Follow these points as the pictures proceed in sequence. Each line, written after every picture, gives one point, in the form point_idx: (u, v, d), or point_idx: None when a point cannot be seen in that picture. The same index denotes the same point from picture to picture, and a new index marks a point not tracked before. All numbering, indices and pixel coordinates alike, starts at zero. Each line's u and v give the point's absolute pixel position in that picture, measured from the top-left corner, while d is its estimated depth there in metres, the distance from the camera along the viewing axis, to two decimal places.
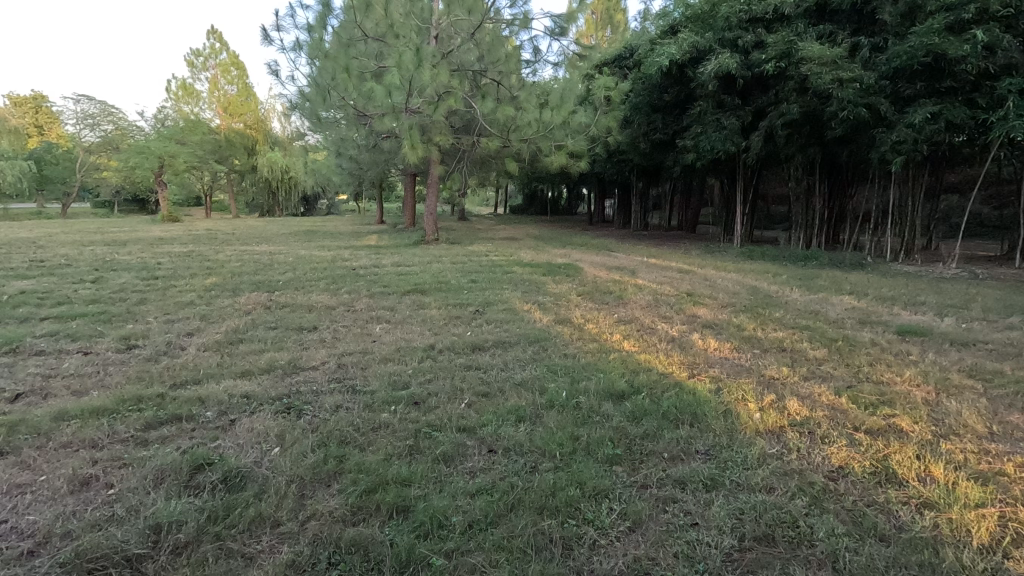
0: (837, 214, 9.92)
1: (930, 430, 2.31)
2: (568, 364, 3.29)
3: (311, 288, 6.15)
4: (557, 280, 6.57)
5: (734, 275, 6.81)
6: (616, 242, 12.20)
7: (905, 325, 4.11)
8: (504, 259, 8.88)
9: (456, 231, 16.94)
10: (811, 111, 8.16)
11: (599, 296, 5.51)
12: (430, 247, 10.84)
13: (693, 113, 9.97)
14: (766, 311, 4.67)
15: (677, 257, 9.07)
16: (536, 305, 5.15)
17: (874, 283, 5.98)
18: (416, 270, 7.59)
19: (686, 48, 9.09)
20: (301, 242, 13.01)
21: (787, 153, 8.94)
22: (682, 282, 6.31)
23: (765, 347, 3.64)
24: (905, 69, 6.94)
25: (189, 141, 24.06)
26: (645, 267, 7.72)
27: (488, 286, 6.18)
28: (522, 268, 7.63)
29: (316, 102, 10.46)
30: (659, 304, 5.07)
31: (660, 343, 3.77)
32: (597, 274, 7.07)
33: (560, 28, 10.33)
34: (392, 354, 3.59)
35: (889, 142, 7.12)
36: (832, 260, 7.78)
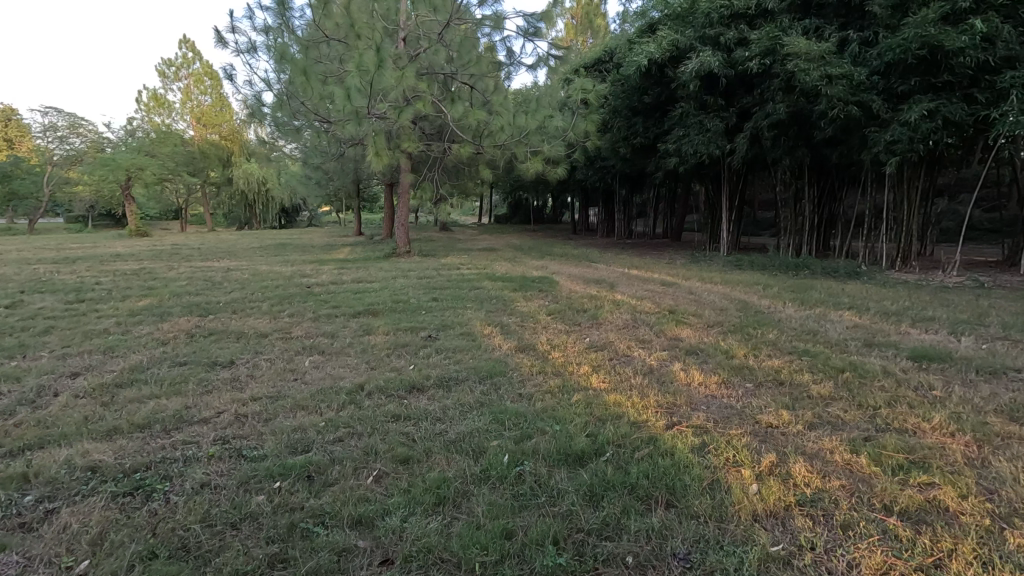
0: (827, 219, 9.44)
1: (985, 509, 1.72)
2: (520, 409, 2.68)
3: (252, 311, 5.48)
4: (527, 297, 5.97)
5: (722, 287, 6.26)
6: (598, 252, 11.64)
7: (918, 347, 3.55)
8: (475, 272, 8.28)
9: (434, 243, 16.29)
10: (798, 111, 7.68)
11: (571, 316, 4.92)
12: (400, 260, 10.20)
13: (675, 115, 9.48)
14: (757, 332, 4.10)
15: (661, 267, 8.51)
16: (498, 328, 4.54)
17: (873, 295, 5.44)
18: (377, 287, 6.95)
19: (666, 46, 8.60)
20: (267, 257, 12.28)
21: (774, 157, 8.45)
22: (665, 297, 5.73)
23: (758, 380, 3.06)
24: (899, 64, 6.47)
25: (159, 153, 23.28)
26: (625, 280, 7.15)
27: (449, 305, 5.56)
28: (492, 283, 7.03)
29: (275, 109, 9.81)
30: (637, 325, 4.48)
31: (634, 377, 3.17)
32: (572, 289, 6.49)
33: (534, 28, 9.80)
34: (309, 398, 2.95)
35: (883, 142, 6.64)
36: (825, 269, 7.26)
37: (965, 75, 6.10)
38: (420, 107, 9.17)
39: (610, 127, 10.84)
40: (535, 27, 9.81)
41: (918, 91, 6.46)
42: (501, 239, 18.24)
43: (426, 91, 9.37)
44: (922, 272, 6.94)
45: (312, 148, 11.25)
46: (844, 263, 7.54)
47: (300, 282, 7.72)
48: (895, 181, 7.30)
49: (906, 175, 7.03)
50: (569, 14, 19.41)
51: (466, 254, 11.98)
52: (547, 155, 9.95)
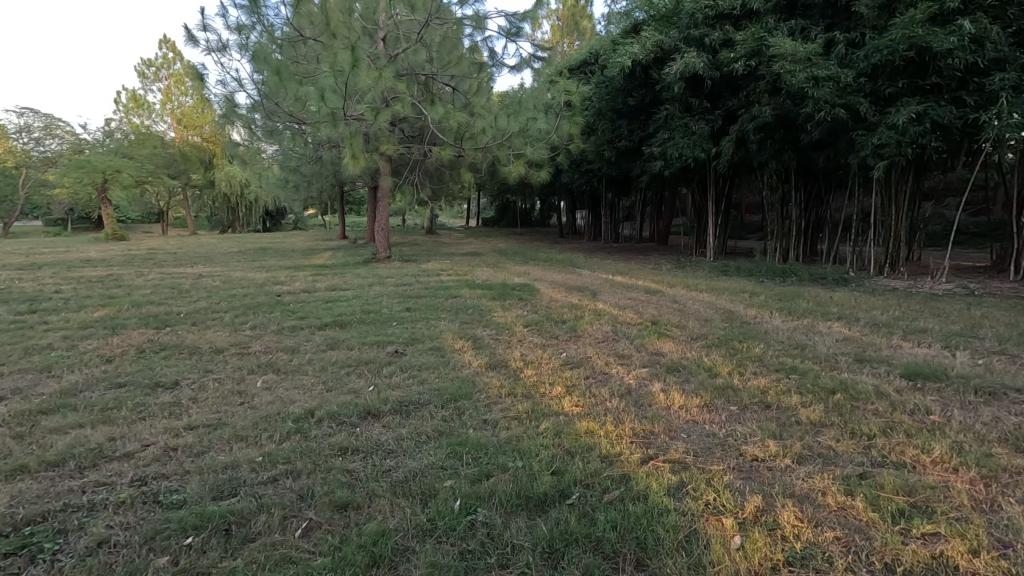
0: (814, 223, 9.29)
1: (999, 569, 1.50)
2: (482, 440, 2.43)
3: (213, 323, 5.18)
4: (505, 307, 5.72)
5: (707, 296, 6.05)
6: (584, 257, 11.44)
7: (912, 364, 3.35)
8: (455, 279, 8.02)
9: (419, 247, 16.00)
10: (785, 114, 7.52)
11: (548, 328, 4.68)
12: (379, 266, 9.91)
13: (659, 118, 9.30)
14: (742, 346, 3.88)
15: (646, 273, 8.31)
16: (471, 342, 4.28)
17: (862, 304, 5.26)
18: (350, 296, 6.67)
19: (650, 47, 8.41)
20: (243, 262, 11.92)
21: (760, 161, 8.29)
22: (648, 307, 5.51)
23: (743, 403, 2.83)
24: (886, 65, 6.31)
25: (137, 155, 22.77)
26: (608, 288, 6.92)
27: (422, 316, 5.29)
28: (471, 291, 6.78)
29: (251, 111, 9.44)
30: (617, 338, 4.25)
31: (610, 400, 2.94)
32: (553, 297, 6.25)
33: (515, 29, 9.58)
34: (251, 426, 2.68)
35: (870, 145, 6.49)
36: (812, 276, 7.09)
37: (953, 77, 5.95)
38: (399, 108, 8.90)
39: (595, 130, 10.64)
40: (517, 27, 9.59)
41: (906, 94, 6.30)
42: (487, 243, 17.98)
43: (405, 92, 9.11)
44: (911, 279, 6.79)
45: (289, 150, 10.93)
46: (832, 269, 7.38)
47: (272, 290, 7.42)
48: (882, 186, 7.16)
49: (894, 179, 6.88)
50: (554, 16, 19.26)
51: (449, 259, 11.71)
52: (530, 158, 9.72)
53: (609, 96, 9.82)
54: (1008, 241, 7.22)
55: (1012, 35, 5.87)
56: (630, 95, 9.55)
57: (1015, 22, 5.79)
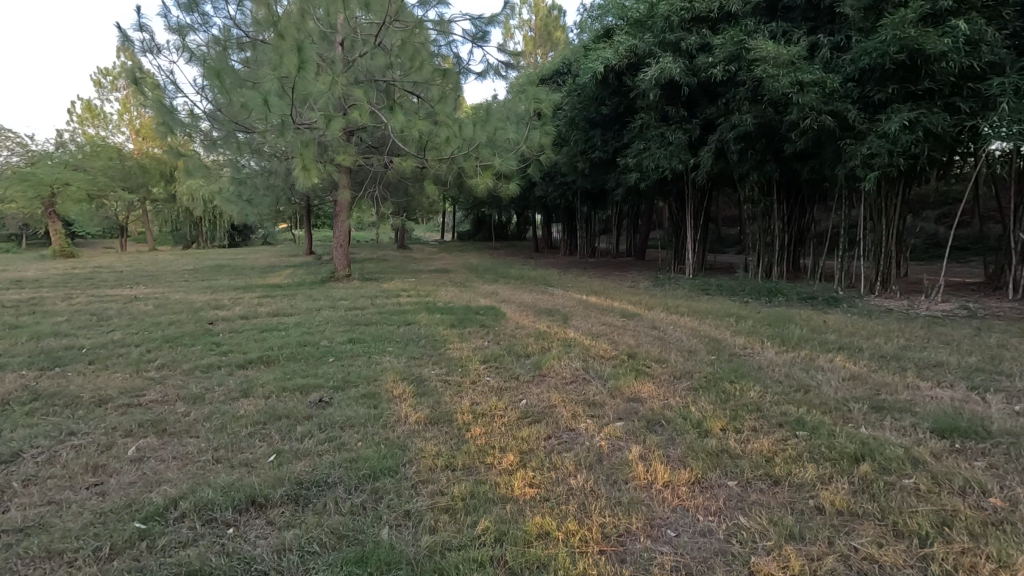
0: (797, 238, 8.86)
1: None
2: (393, 552, 1.75)
3: (116, 361, 4.38)
4: (463, 336, 5.04)
5: (689, 320, 5.46)
6: (558, 274, 10.83)
7: (940, 413, 2.76)
8: (415, 301, 7.32)
9: (387, 264, 15.22)
10: (767, 122, 7.07)
11: (508, 364, 4.01)
12: (336, 286, 9.15)
13: (634, 128, 8.81)
14: (735, 389, 3.26)
15: (622, 293, 7.72)
16: (414, 385, 3.58)
17: (860, 329, 4.72)
18: (291, 324, 5.91)
19: (623, 52, 7.92)
20: (192, 282, 11.01)
21: (741, 173, 7.83)
22: (624, 335, 4.88)
23: (744, 478, 2.21)
24: (875, 69, 5.88)
25: (90, 168, 21.57)
26: (580, 310, 6.31)
27: (366, 349, 4.57)
28: (429, 316, 6.08)
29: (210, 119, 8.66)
30: (589, 379, 3.61)
31: (575, 475, 2.28)
32: (519, 323, 5.59)
33: (481, 33, 9.04)
34: (79, 530, 1.94)
35: (860, 155, 6.03)
36: (801, 296, 6.59)
37: (947, 81, 5.52)
38: (355, 116, 8.22)
39: (567, 141, 10.10)
40: (482, 32, 9.05)
41: (896, 100, 5.87)
42: (459, 258, 17.30)
43: (363, 99, 8.46)
44: (905, 299, 6.35)
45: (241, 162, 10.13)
46: (820, 289, 6.91)
47: (206, 315, 6.61)
48: (870, 199, 6.71)
49: (883, 193, 6.43)
50: (527, 26, 18.80)
51: (414, 277, 10.99)
52: (499, 170, 9.12)
53: (581, 105, 9.31)
54: (1002, 255, 6.84)
55: (1008, 37, 5.46)
56: (603, 103, 9.04)
57: (1011, 23, 5.39)
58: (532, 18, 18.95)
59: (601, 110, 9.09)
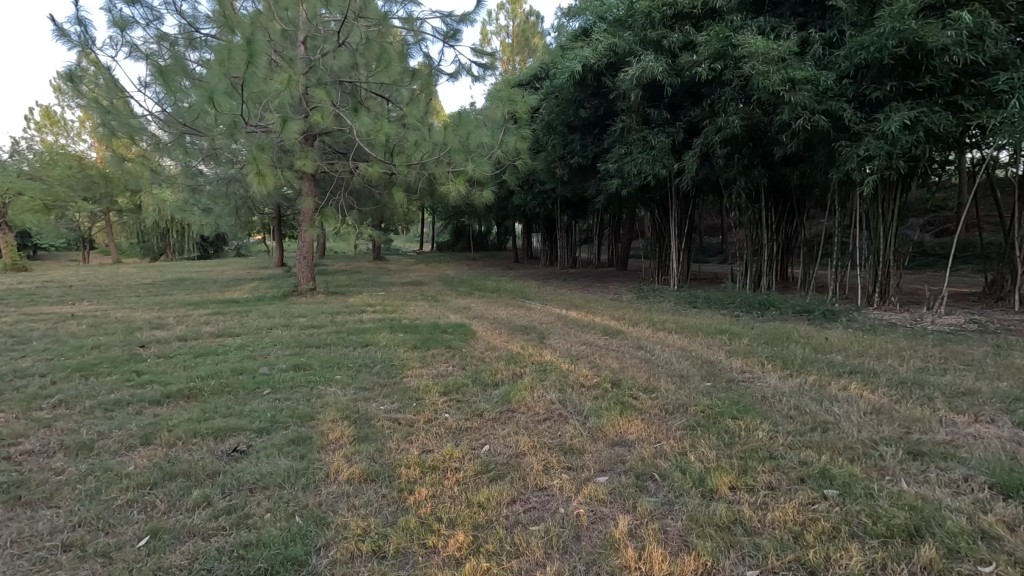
0: (786, 246, 8.44)
1: None
2: None
3: (7, 397, 3.68)
4: (425, 360, 4.44)
5: (678, 338, 4.93)
6: (536, 286, 10.29)
7: (995, 462, 2.23)
8: (378, 318, 6.70)
9: (359, 276, 14.52)
10: (754, 123, 6.65)
11: (472, 396, 3.43)
12: (297, 302, 8.46)
13: (614, 131, 8.35)
14: (738, 428, 2.72)
15: (604, 306, 7.20)
16: (353, 426, 2.97)
17: (868, 348, 4.23)
18: (234, 346, 5.25)
19: (603, 50, 7.47)
20: (142, 297, 10.22)
21: (727, 179, 7.40)
22: (606, 358, 4.32)
23: (769, 569, 1.65)
24: (871, 66, 5.47)
25: (46, 176, 20.51)
26: (557, 327, 5.75)
27: (309, 378, 3.94)
28: (390, 336, 5.46)
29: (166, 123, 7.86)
30: (564, 415, 3.05)
31: (545, 567, 1.70)
32: (490, 343, 5.00)
33: (453, 31, 8.52)
34: None
35: (856, 158, 5.62)
36: (795, 309, 6.13)
37: (949, 78, 5.13)
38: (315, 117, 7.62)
39: (544, 147, 9.61)
40: (453, 30, 8.53)
41: (894, 98, 5.47)
42: (436, 270, 16.67)
43: (325, 100, 7.87)
44: (905, 311, 5.92)
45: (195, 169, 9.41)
46: (814, 301, 6.46)
47: (141, 336, 5.90)
48: (864, 205, 6.30)
49: (880, 199, 6.02)
50: (504, 33, 18.41)
51: (384, 291, 10.35)
52: (472, 177, 8.58)
53: (559, 108, 8.83)
54: (1003, 264, 6.47)
55: (1012, 31, 5.10)
56: (581, 106, 8.57)
57: (1015, 16, 5.02)
58: (510, 24, 18.52)
59: (579, 113, 8.62)
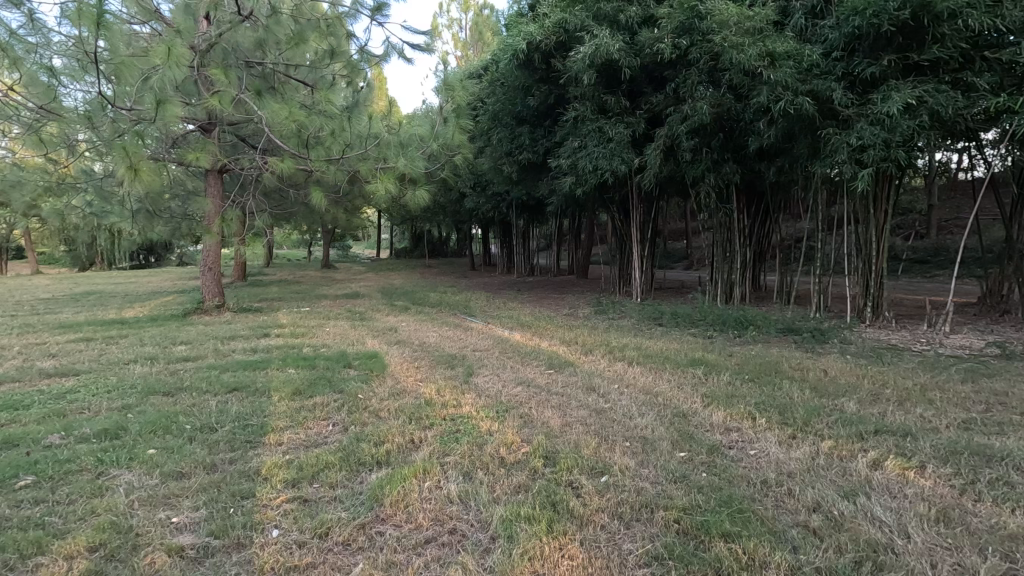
0: (758, 252, 7.55)
1: None
2: None
3: None
4: (295, 417, 3.20)
5: (640, 374, 3.84)
6: (485, 299, 9.12)
7: None
8: (277, 346, 5.39)
9: (293, 288, 13.04)
10: (725, 109, 5.73)
11: (327, 494, 2.24)
12: (192, 323, 7.05)
13: (566, 123, 7.31)
14: (734, 569, 1.63)
15: (556, 325, 6.09)
16: (94, 573, 1.74)
17: (886, 390, 3.22)
18: (53, 393, 3.89)
19: (550, 27, 6.45)
20: (16, 317, 8.57)
21: (694, 176, 6.43)
22: (543, 410, 3.19)
23: None
24: (863, 36, 4.57)
25: None
26: (490, 358, 4.61)
27: (104, 456, 2.66)
28: (273, 375, 4.18)
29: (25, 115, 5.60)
30: (459, 537, 1.90)
31: None
32: (398, 386, 3.80)
33: (381, 5, 7.36)
34: None
35: (846, 147, 4.70)
36: (779, 328, 5.16)
37: (958, 49, 4.25)
38: (209, 102, 6.31)
39: (489, 143, 8.49)
40: (380, 3, 7.34)
41: (890, 76, 4.57)
42: (383, 279, 15.32)
43: (222, 81, 6.57)
44: (904, 329, 5.03)
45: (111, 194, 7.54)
46: (799, 318, 5.52)
47: None
48: (851, 206, 5.42)
49: (871, 198, 5.13)
50: (457, 25, 17.31)
51: (310, 306, 9.01)
52: (403, 175, 7.39)
53: (505, 96, 7.74)
54: (1006, 266, 5.70)
55: None
56: (529, 94, 7.49)
57: None
58: (464, 17, 17.43)
59: (527, 102, 7.54)
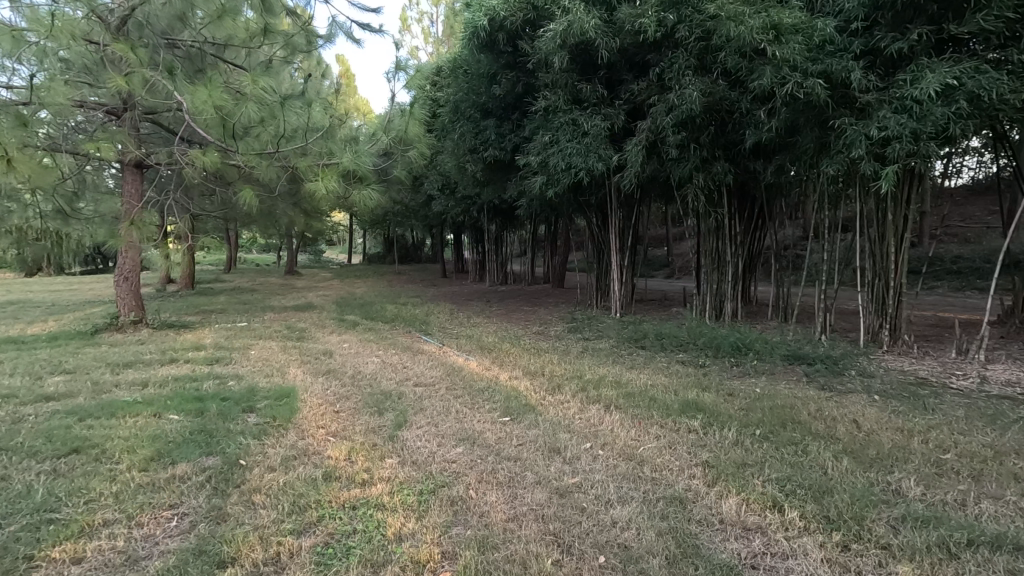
0: (750, 261, 6.77)
1: None
2: None
3: None
4: (127, 505, 2.22)
5: (620, 428, 2.94)
6: (447, 313, 8.17)
7: None
8: (176, 378, 4.35)
9: (243, 297, 11.88)
10: (717, 98, 4.93)
11: None
12: (94, 345, 5.94)
13: (536, 115, 6.45)
14: None
15: (522, 349, 5.17)
16: None
17: (950, 459, 2.37)
18: None
19: (517, 2, 5.60)
20: None
21: (680, 177, 5.62)
22: (486, 493, 2.27)
23: None
24: (888, 5, 3.78)
25: None
26: (435, 397, 3.67)
27: None
28: (141, 426, 3.17)
29: None
30: None
31: None
32: (298, 445, 2.83)
33: None
34: None
35: (866, 140, 3.91)
36: (784, 355, 4.33)
37: (1006, 20, 3.48)
38: (112, 82, 5.29)
39: (451, 140, 7.58)
40: None
41: (918, 55, 3.80)
42: (346, 288, 14.28)
43: (130, 58, 5.56)
44: (929, 356, 4.26)
45: None
46: (804, 342, 4.72)
47: None
48: (862, 212, 4.66)
49: (891, 202, 4.35)
50: (429, 18, 16.39)
51: (248, 321, 7.94)
52: (349, 172, 6.42)
53: (467, 85, 6.84)
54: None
55: None
56: (494, 82, 6.61)
57: None
58: (435, 11, 16.53)
59: (492, 92, 6.67)
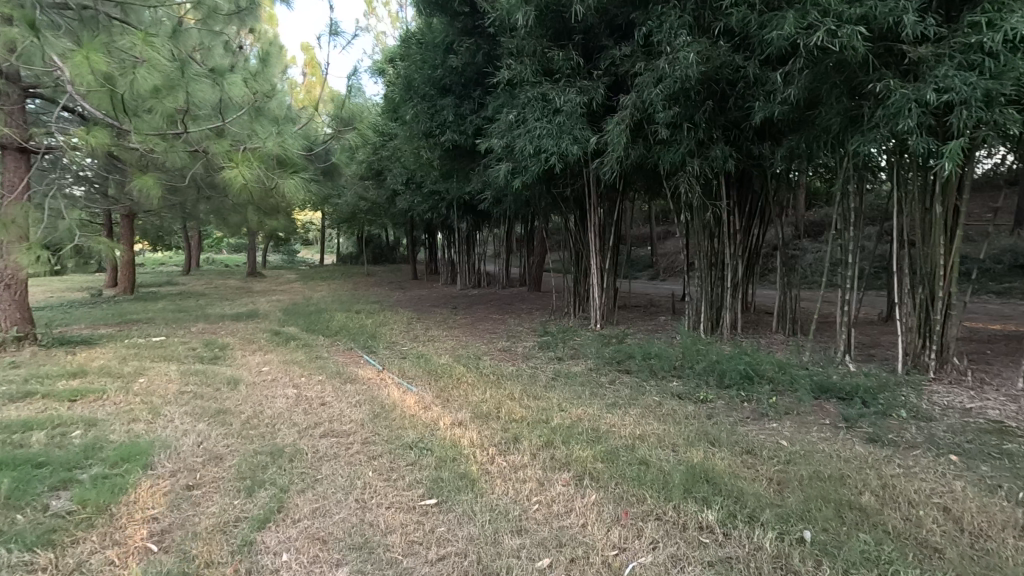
0: (749, 263, 5.83)
1: None
2: None
3: None
4: None
5: (597, 527, 1.94)
6: (403, 323, 7.09)
7: None
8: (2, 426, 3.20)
9: (182, 304, 10.59)
10: (718, 63, 3.97)
11: None
12: None
13: (499, 91, 5.44)
14: None
15: (479, 376, 4.12)
16: None
17: None
18: None
19: None
20: None
21: (671, 164, 4.65)
22: None
23: None
24: None
25: None
26: (341, 460, 2.61)
27: None
28: None
29: None
30: None
31: None
32: (86, 568, 1.78)
33: None
34: None
35: (919, 107, 2.97)
36: (810, 387, 3.36)
37: None
38: None
39: (404, 124, 6.52)
40: None
41: None
42: (305, 291, 13.11)
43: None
44: (990, 389, 3.34)
45: None
46: (828, 368, 3.76)
47: None
48: (901, 205, 3.72)
49: (939, 191, 3.42)
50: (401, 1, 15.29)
51: (166, 334, 6.75)
52: (275, 159, 5.35)
53: (421, 57, 5.82)
54: None
55: None
56: (452, 52, 5.60)
57: None
58: None
59: (448, 64, 5.64)
